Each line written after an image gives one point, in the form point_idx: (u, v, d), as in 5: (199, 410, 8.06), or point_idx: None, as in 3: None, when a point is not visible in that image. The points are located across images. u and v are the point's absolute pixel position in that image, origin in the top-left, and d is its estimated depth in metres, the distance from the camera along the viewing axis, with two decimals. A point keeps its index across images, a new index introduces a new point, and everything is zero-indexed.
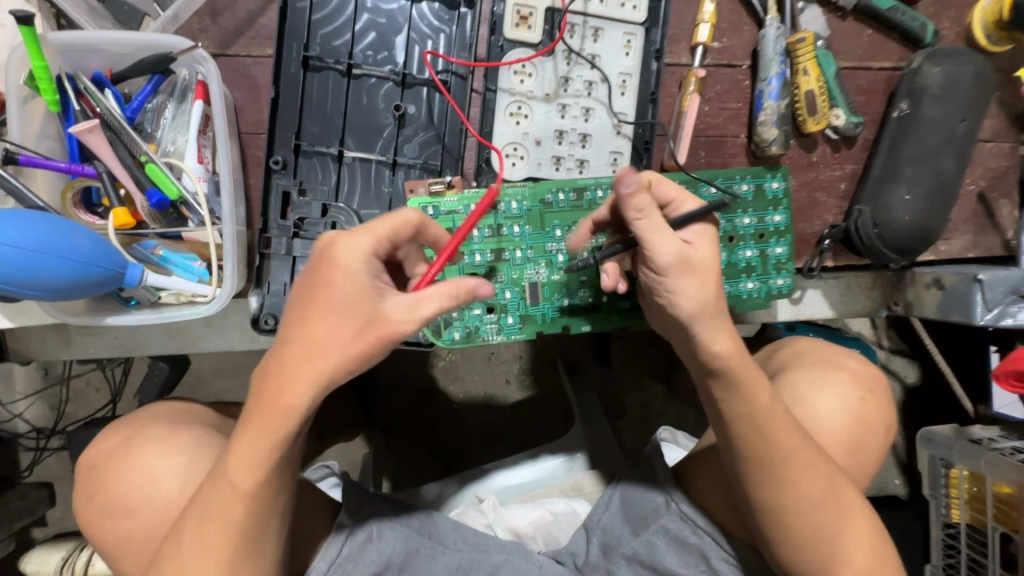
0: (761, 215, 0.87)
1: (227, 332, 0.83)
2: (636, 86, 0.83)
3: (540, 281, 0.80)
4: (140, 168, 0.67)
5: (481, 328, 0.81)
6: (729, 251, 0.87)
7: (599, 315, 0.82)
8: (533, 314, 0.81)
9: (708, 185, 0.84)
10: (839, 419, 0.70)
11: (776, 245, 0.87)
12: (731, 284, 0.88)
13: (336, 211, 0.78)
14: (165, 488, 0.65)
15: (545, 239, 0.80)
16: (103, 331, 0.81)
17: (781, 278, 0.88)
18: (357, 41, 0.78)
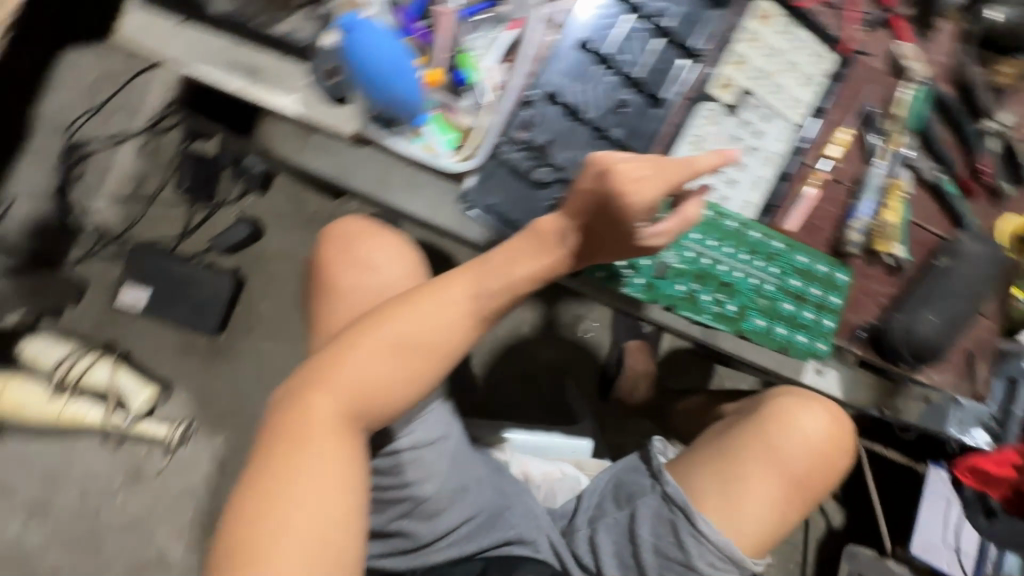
0: (826, 292, 1.15)
1: (419, 198, 1.02)
2: (778, 163, 1.13)
3: (669, 262, 1.05)
4: (455, 52, 0.93)
5: (616, 276, 1.03)
6: (797, 306, 1.13)
7: (696, 309, 1.07)
8: (654, 284, 1.04)
9: (800, 254, 1.13)
10: (814, 438, 1.08)
11: (827, 317, 1.15)
12: (789, 331, 1.13)
13: (553, 149, 1.01)
14: (370, 271, 0.87)
15: (685, 236, 1.05)
16: (332, 154, 1.01)
17: (824, 343, 1.14)
18: (616, 43, 1.03)
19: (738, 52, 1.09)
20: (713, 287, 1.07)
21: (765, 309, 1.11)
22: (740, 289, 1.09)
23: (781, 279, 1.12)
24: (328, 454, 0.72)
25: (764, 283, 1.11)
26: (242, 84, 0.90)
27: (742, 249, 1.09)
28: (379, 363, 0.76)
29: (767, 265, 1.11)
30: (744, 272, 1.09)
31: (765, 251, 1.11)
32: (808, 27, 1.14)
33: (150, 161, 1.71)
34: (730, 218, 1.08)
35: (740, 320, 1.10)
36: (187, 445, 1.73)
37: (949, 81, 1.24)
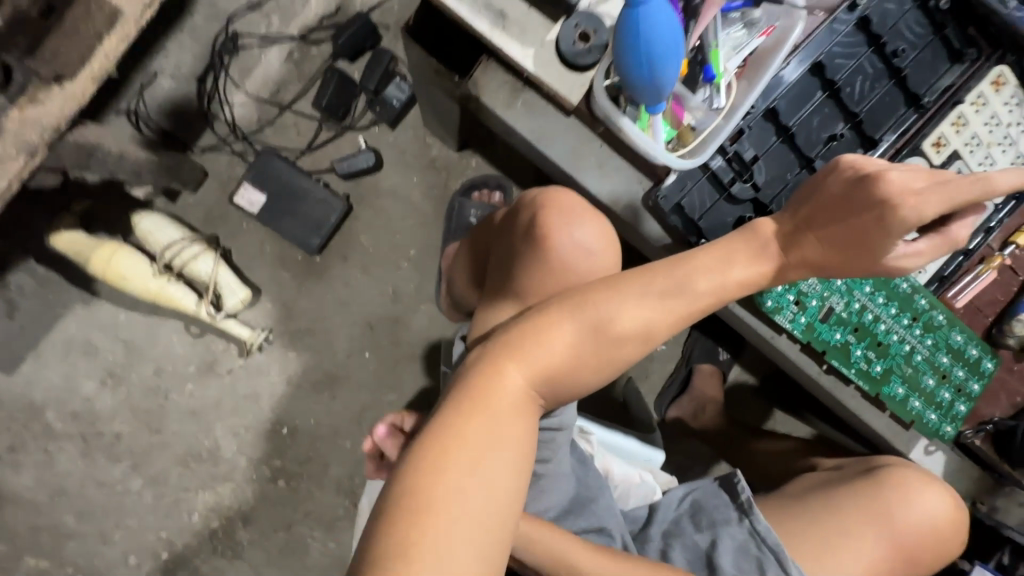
0: (969, 376, 1.12)
1: (605, 181, 1.01)
2: (962, 238, 1.08)
3: (835, 308, 1.03)
4: (710, 45, 0.88)
5: (781, 309, 1.02)
6: (938, 383, 1.10)
7: (843, 360, 1.05)
8: (813, 326, 1.03)
9: (958, 333, 1.09)
10: (925, 515, 1.10)
11: (963, 402, 1.12)
12: (922, 406, 1.11)
13: (756, 167, 0.98)
14: (570, 252, 0.94)
15: (857, 286, 1.03)
16: (535, 116, 0.99)
17: (952, 427, 1.12)
18: (845, 74, 0.98)
19: (962, 114, 1.03)
20: (866, 343, 1.05)
21: (907, 378, 1.08)
22: (891, 353, 1.07)
23: (931, 353, 1.09)
24: (511, 422, 0.75)
25: (914, 353, 1.08)
26: (484, 27, 0.88)
27: (906, 313, 1.06)
28: (574, 342, 0.78)
29: (924, 335, 1.08)
30: (900, 336, 1.07)
31: (927, 321, 1.07)
32: None
33: (293, 69, 1.72)
34: (904, 281, 1.05)
35: (881, 383, 1.08)
36: (262, 352, 1.75)
37: None
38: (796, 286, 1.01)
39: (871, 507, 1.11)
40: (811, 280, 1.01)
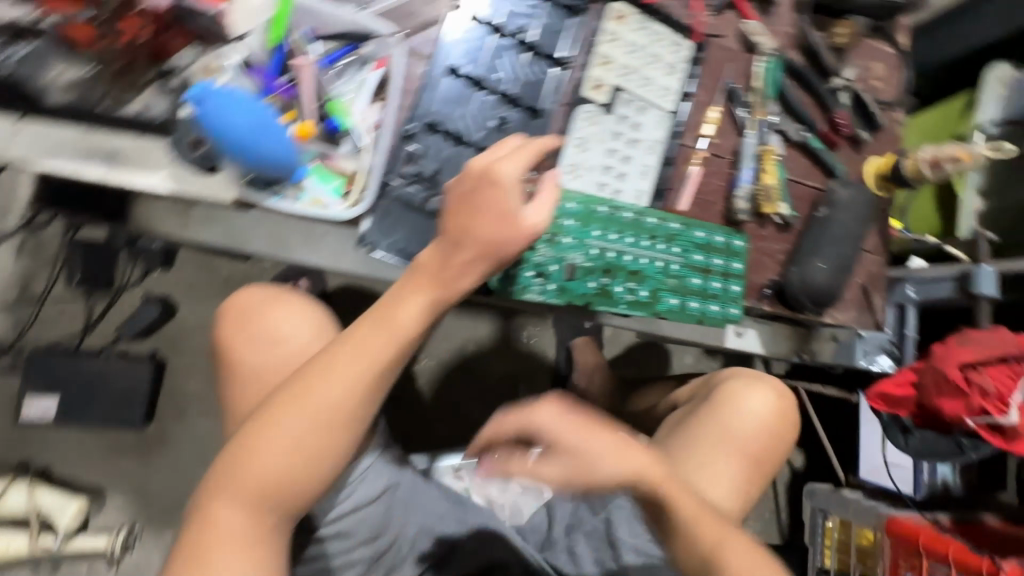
0: (728, 261, 1.22)
1: (321, 249, 1.00)
2: (660, 150, 1.20)
3: (577, 263, 1.08)
4: (325, 100, 0.92)
5: (529, 285, 1.04)
6: (704, 278, 1.19)
7: (610, 302, 1.11)
8: (568, 287, 1.07)
9: (696, 231, 1.19)
10: (761, 414, 1.19)
11: (734, 282, 1.22)
12: (701, 303, 1.19)
13: (444, 178, 1.00)
14: (291, 333, 0.85)
15: (587, 235, 1.09)
16: (219, 222, 0.97)
17: (735, 308, 1.22)
18: (485, 65, 1.07)
19: (604, 53, 1.15)
20: (623, 277, 1.12)
21: (675, 288, 1.17)
22: (649, 274, 1.15)
23: (685, 256, 1.18)
24: (250, 530, 0.72)
25: (670, 263, 1.17)
26: (101, 171, 0.84)
27: (643, 236, 1.14)
28: (290, 432, 0.70)
29: (670, 246, 1.17)
30: (649, 257, 1.15)
31: (664, 233, 1.16)
32: (664, 20, 1.21)
33: (32, 259, 1.58)
34: (625, 210, 1.13)
35: (654, 303, 1.15)
36: (133, 551, 1.60)
37: (797, 48, 1.36)
38: (531, 260, 1.04)
39: (716, 430, 1.17)
40: (543, 249, 1.06)
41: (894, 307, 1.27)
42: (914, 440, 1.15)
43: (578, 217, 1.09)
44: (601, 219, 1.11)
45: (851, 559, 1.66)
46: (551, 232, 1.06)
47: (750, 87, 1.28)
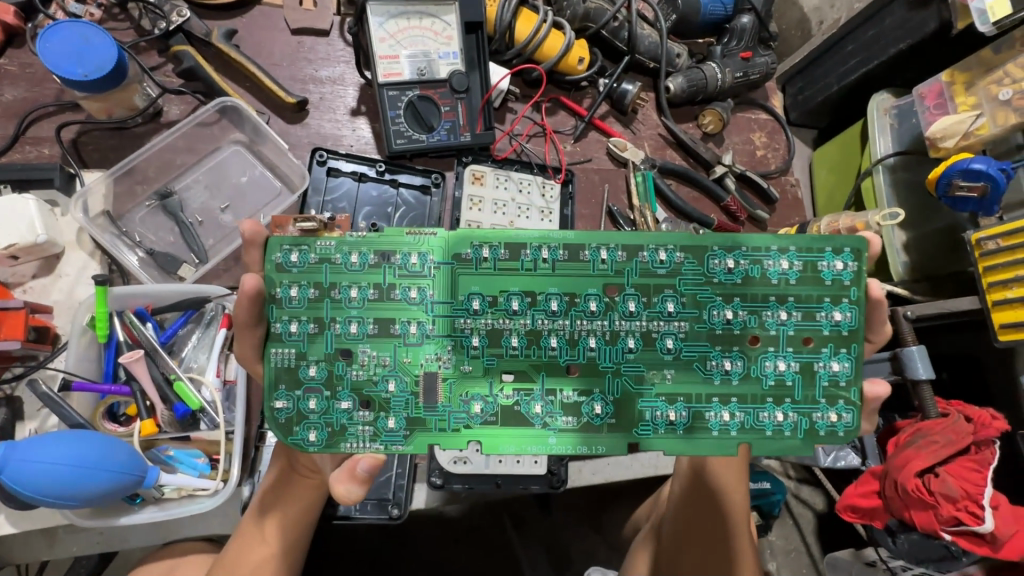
0: (806, 308, 0.76)
1: (210, 519, 0.91)
2: None
3: (442, 371, 0.75)
4: (169, 385, 0.84)
5: (348, 429, 0.74)
6: (748, 360, 0.76)
7: (527, 432, 0.75)
8: (424, 420, 0.75)
9: (720, 259, 0.75)
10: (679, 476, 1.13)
11: (829, 360, 0.76)
12: (746, 413, 0.76)
13: None
14: None
15: (460, 311, 0.75)
16: (90, 528, 0.87)
17: (832, 412, 0.75)
18: None
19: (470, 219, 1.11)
20: (547, 382, 0.76)
21: (673, 390, 0.76)
22: (606, 367, 0.76)
23: (698, 317, 0.76)
24: None
25: (660, 339, 0.76)
26: None
27: (588, 292, 0.75)
28: None
29: (659, 304, 0.76)
30: (605, 333, 0.75)
31: (641, 275, 0.76)
32: (523, 167, 1.18)
33: None
34: (538, 248, 0.75)
35: (625, 423, 0.76)
36: None
37: (669, 146, 1.34)
38: (345, 381, 0.75)
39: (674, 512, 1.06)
40: (370, 354, 0.75)
41: None
42: (902, 541, 1.05)
43: (435, 281, 0.75)
44: (490, 276, 0.75)
45: None
46: (379, 322, 0.75)
47: (631, 204, 1.23)
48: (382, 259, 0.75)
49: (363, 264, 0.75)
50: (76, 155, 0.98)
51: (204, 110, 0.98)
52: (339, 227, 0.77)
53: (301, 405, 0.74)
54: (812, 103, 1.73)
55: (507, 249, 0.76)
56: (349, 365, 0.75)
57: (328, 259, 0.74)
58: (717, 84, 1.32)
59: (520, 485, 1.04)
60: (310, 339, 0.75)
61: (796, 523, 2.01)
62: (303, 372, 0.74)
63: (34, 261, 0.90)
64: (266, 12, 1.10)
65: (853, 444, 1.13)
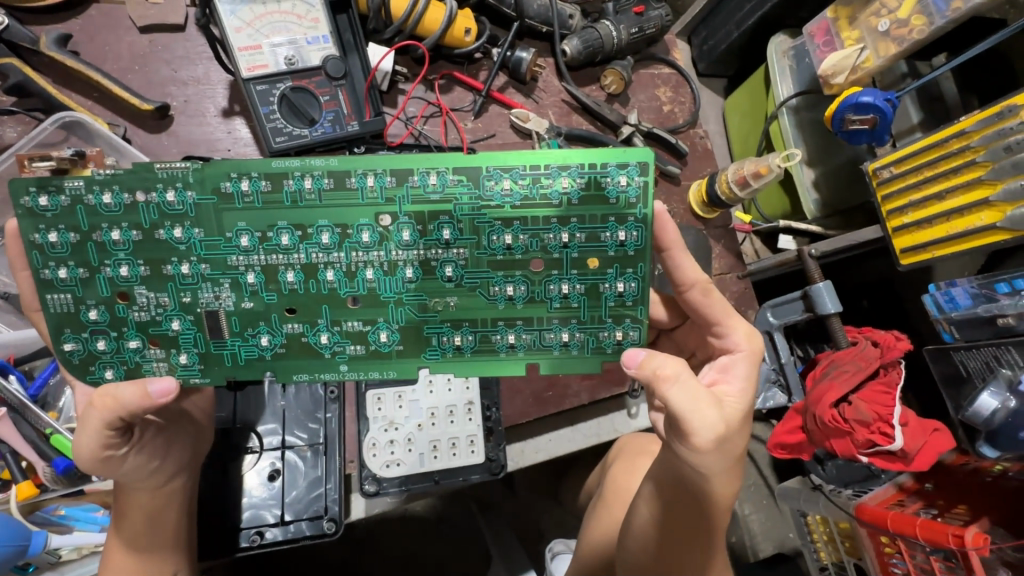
0: (592, 229, 0.73)
1: None
2: None
3: (225, 309, 0.73)
4: (45, 440, 0.76)
5: (144, 366, 0.74)
6: (532, 284, 0.74)
7: (315, 362, 0.75)
8: (213, 354, 0.74)
9: (490, 177, 0.71)
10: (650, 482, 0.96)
11: (614, 281, 0.74)
12: (532, 335, 0.76)
13: (235, 432, 0.94)
14: None
15: (228, 253, 0.71)
16: None
17: (617, 329, 0.75)
18: None
19: None
20: (332, 316, 0.74)
21: (458, 316, 0.75)
22: (388, 295, 0.73)
23: (478, 244, 0.73)
24: None
25: (439, 267, 0.73)
26: None
27: (359, 223, 0.71)
28: None
29: (439, 230, 0.72)
30: (383, 265, 0.72)
31: (414, 202, 0.71)
32: (422, 151, 1.13)
33: None
34: (307, 176, 0.70)
35: (414, 348, 0.75)
36: None
37: (574, 111, 1.31)
38: (130, 323, 0.73)
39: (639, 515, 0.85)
40: (147, 295, 0.72)
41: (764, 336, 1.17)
42: None
43: (199, 219, 0.70)
44: (256, 212, 0.71)
45: (841, 552, 1.61)
46: (150, 263, 0.71)
47: None
48: (144, 197, 0.70)
49: (119, 206, 0.70)
50: None
51: (40, 128, 0.88)
52: (92, 162, 0.70)
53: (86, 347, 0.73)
54: (716, 52, 1.74)
55: (270, 181, 0.71)
56: (131, 306, 0.73)
57: (80, 200, 0.69)
58: (613, 42, 1.29)
59: (458, 477, 1.01)
60: (83, 284, 0.71)
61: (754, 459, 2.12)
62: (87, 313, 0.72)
63: None
64: (106, 11, 0.99)
65: (780, 382, 1.17)
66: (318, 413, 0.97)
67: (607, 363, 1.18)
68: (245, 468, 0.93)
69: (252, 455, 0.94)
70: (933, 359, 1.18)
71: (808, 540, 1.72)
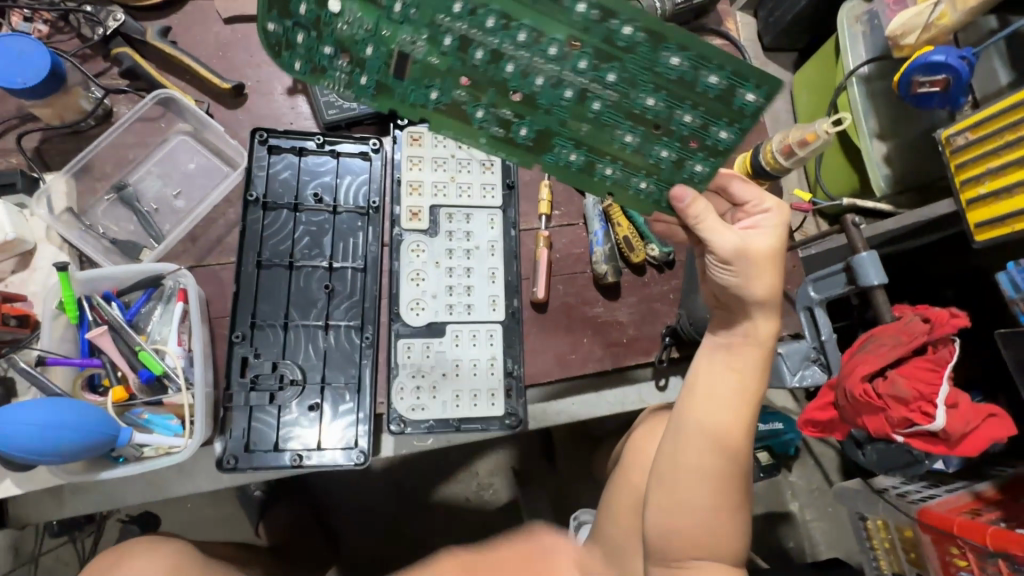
0: (708, 119, 0.67)
1: (196, 477, 1.00)
2: (502, 248, 1.17)
3: (412, 54, 0.62)
4: (134, 355, 0.93)
5: (328, 76, 0.64)
6: (645, 135, 0.68)
7: (460, 134, 0.69)
8: (391, 88, 0.65)
9: (671, 53, 0.61)
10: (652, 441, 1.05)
11: (698, 160, 0.71)
12: (623, 173, 0.73)
13: (284, 366, 1.03)
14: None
15: (437, 7, 0.58)
16: (94, 489, 0.98)
17: (699, 161, 0.72)
18: (296, 243, 1.08)
19: (412, 181, 1.16)
20: (494, 99, 0.66)
21: (586, 137, 0.69)
22: (545, 105, 0.66)
23: (626, 95, 0.65)
24: None
25: (591, 99, 0.64)
26: None
27: (554, 35, 0.59)
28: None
29: (661, 57, 0.62)
30: (554, 78, 0.63)
31: (603, 42, 0.60)
32: None
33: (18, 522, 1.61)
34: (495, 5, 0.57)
35: (539, 150, 0.71)
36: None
37: None
38: (330, 31, 0.61)
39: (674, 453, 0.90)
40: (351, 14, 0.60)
41: (804, 311, 1.13)
42: (870, 453, 1.04)
43: None
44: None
45: (902, 562, 1.47)
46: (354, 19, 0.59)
47: None
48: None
49: None
50: (40, 160, 1.04)
51: (144, 103, 1.05)
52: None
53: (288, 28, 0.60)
54: (782, 23, 1.65)
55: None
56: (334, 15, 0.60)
57: None
58: (658, 14, 1.28)
59: (478, 426, 1.08)
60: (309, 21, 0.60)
61: (818, 463, 2.02)
62: (295, 1, 0.58)
63: (12, 257, 0.97)
64: (200, 7, 1.17)
65: (820, 361, 1.11)
66: (355, 357, 1.07)
67: (634, 332, 1.19)
68: (289, 399, 1.03)
69: (296, 388, 1.03)
70: (1004, 343, 1.03)
71: (866, 546, 1.61)
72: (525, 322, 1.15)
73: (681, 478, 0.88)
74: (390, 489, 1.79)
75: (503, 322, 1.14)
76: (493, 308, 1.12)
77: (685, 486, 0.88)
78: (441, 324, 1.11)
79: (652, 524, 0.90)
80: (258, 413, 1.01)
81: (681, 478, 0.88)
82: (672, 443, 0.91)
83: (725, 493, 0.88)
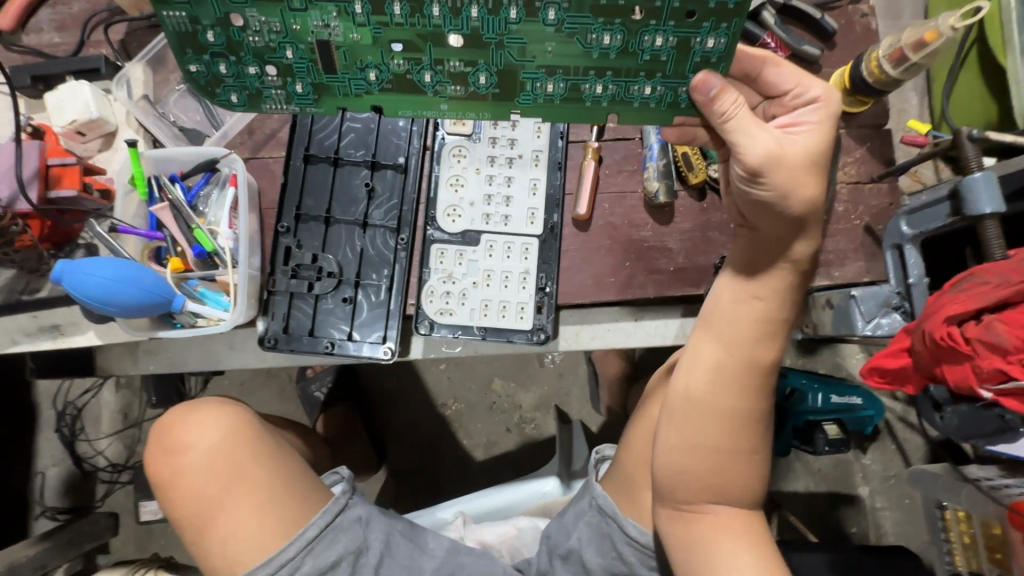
0: None
1: (244, 352, 1.09)
2: (546, 159, 1.11)
3: (334, 40, 0.67)
4: (190, 231, 1.01)
5: (265, 94, 0.75)
6: (628, 35, 0.66)
7: (415, 100, 0.74)
8: (327, 85, 0.73)
9: None
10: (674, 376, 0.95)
11: (705, 37, 0.66)
12: (616, 88, 0.72)
13: (323, 259, 1.07)
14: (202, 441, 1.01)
15: None
16: (160, 352, 1.10)
17: (708, 37, 0.66)
18: (342, 141, 1.10)
19: None
20: (435, 54, 0.68)
21: (553, 62, 0.69)
22: (489, 41, 0.66)
23: None
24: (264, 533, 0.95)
25: (541, 10, 0.63)
26: (50, 343, 1.04)
27: None
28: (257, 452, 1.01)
29: None
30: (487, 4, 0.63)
31: None
32: None
33: (126, 391, 1.88)
34: None
35: (509, 95, 0.73)
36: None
37: None
38: (247, 49, 0.69)
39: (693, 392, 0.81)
40: (259, 20, 0.65)
41: (892, 250, 1.00)
42: (951, 416, 0.88)
43: None
44: None
45: (981, 560, 1.27)
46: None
47: None
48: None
49: None
50: (125, 52, 1.12)
51: None
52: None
53: (211, 68, 0.71)
54: None
55: None
56: (244, 31, 0.67)
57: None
58: None
59: (503, 337, 1.07)
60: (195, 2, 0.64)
61: (899, 448, 1.79)
62: (206, 37, 0.67)
63: (97, 138, 1.06)
64: None
65: (901, 308, 0.98)
66: (388, 258, 1.08)
67: (683, 262, 1.08)
68: (325, 292, 1.06)
69: (332, 282, 1.07)
70: None
71: (941, 537, 1.41)
72: (563, 239, 1.09)
73: (696, 421, 0.80)
74: (434, 410, 1.85)
75: (540, 238, 1.09)
76: (529, 221, 1.08)
77: (700, 429, 0.80)
78: (475, 234, 1.10)
79: (659, 462, 0.83)
80: (297, 301, 1.06)
81: (697, 421, 0.80)
82: (690, 383, 0.81)
83: (743, 437, 0.80)
